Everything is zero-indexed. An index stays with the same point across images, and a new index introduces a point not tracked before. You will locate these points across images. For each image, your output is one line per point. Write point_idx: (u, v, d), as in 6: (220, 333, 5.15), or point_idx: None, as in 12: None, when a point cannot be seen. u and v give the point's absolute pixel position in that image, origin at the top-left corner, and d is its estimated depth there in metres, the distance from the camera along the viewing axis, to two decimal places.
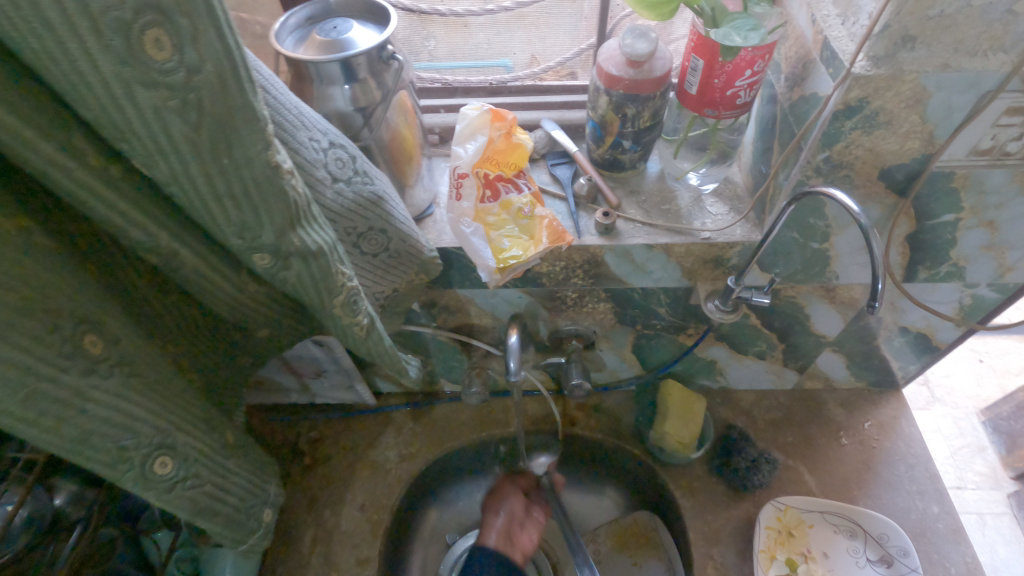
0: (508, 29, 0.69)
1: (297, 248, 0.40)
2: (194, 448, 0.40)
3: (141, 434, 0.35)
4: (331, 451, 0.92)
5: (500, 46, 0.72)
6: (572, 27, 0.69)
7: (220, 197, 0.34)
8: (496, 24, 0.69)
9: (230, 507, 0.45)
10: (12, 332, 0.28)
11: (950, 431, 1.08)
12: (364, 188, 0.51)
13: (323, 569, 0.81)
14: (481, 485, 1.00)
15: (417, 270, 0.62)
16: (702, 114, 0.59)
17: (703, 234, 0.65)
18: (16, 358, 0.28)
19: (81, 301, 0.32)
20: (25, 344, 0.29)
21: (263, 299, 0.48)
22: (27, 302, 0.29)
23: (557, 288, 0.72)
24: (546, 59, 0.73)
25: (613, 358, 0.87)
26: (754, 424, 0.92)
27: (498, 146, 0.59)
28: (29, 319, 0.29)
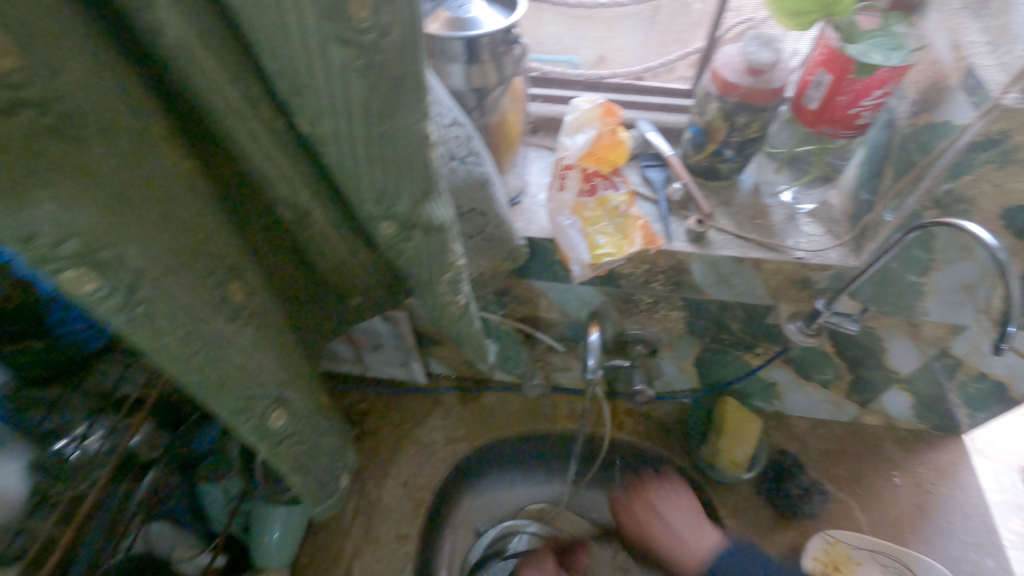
0: (580, 26, 0.69)
1: (424, 221, 0.40)
2: (300, 405, 0.41)
3: (263, 386, 0.36)
4: (377, 424, 0.93)
5: (568, 43, 0.72)
6: (646, 30, 0.69)
7: (371, 162, 0.34)
8: (568, 21, 0.69)
9: (319, 469, 0.45)
10: (181, 271, 0.29)
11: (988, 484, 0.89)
12: (475, 169, 0.51)
13: (363, 539, 0.82)
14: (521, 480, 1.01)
15: (504, 257, 0.62)
16: (817, 130, 0.58)
17: (797, 254, 0.63)
18: (184, 298, 0.29)
19: (228, 247, 0.33)
20: (190, 285, 0.29)
21: (370, 268, 0.48)
22: (192, 243, 0.29)
23: (635, 290, 0.71)
24: (614, 62, 0.73)
25: (672, 368, 0.86)
26: (806, 452, 0.90)
27: (603, 142, 0.57)
28: (193, 261, 0.29)
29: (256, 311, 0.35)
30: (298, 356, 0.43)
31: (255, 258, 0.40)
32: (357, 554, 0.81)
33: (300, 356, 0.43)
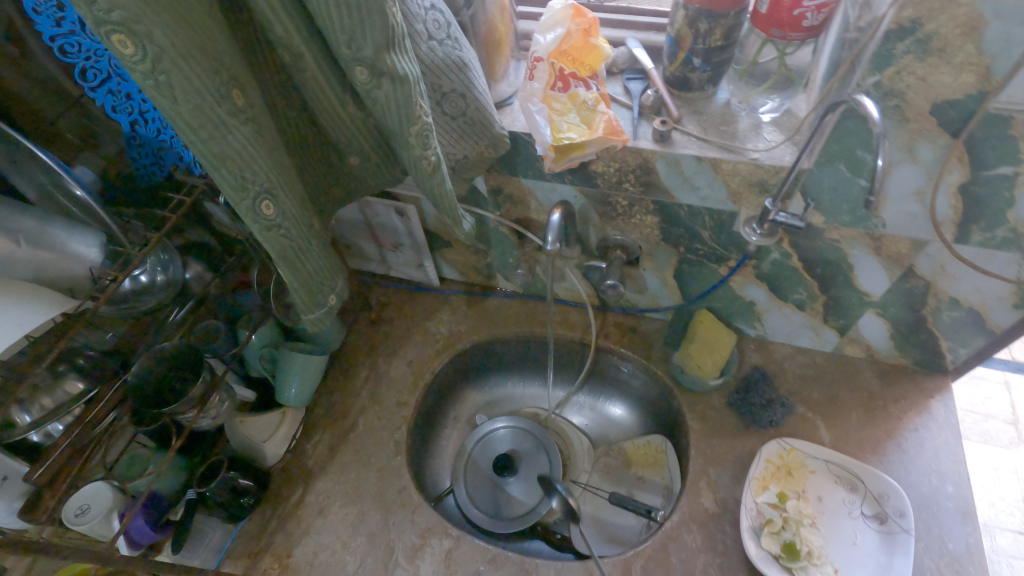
0: None
1: (388, 69, 0.51)
2: (291, 209, 0.54)
3: (258, 176, 0.49)
4: (393, 315, 1.07)
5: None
6: None
7: (341, 5, 0.46)
8: None
9: (308, 275, 0.58)
10: (195, 60, 0.41)
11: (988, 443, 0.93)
12: (453, 52, 0.61)
13: (369, 401, 0.96)
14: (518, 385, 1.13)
15: (486, 144, 0.71)
16: (769, 34, 0.64)
17: (752, 154, 0.69)
18: (195, 81, 0.42)
19: (234, 61, 0.45)
20: (202, 73, 0.42)
21: (361, 125, 0.60)
22: (207, 45, 0.42)
23: (611, 192, 0.79)
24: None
25: (655, 281, 0.93)
26: (782, 374, 0.95)
27: (575, 42, 0.67)
28: (205, 57, 0.42)
29: (254, 118, 0.48)
30: (293, 178, 0.56)
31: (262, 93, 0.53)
32: (362, 412, 0.95)
33: (293, 178, 0.56)
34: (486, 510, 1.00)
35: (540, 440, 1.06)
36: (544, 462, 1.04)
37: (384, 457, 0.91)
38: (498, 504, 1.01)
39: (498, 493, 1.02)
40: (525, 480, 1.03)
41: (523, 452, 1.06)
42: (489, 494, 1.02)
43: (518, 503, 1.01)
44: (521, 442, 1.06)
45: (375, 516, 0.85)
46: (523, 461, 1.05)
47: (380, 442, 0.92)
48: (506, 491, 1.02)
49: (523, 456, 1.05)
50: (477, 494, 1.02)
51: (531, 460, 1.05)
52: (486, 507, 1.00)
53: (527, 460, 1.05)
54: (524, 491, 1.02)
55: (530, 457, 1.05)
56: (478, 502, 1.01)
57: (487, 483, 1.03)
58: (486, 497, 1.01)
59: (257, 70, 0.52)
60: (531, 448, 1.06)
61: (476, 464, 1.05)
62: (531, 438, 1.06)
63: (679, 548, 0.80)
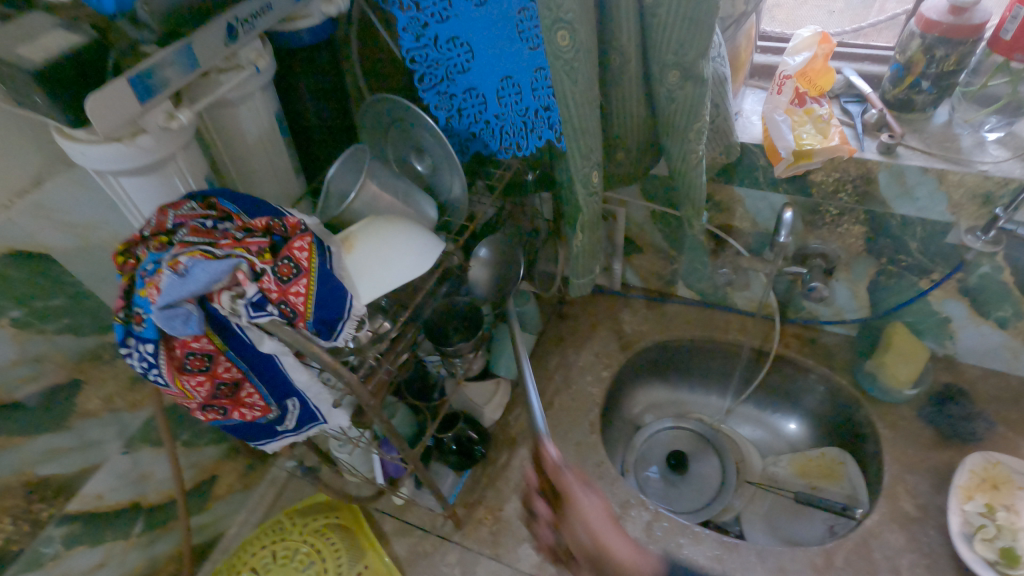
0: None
1: (698, 74, 0.63)
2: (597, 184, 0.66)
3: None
4: (578, 312, 1.17)
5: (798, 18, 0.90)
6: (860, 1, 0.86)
7: (680, 19, 0.58)
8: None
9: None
10: None
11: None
12: (720, 67, 0.72)
13: (562, 384, 1.06)
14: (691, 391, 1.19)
15: (721, 150, 0.82)
16: (1010, 58, 0.71)
17: (981, 167, 0.75)
18: None
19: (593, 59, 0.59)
20: None
21: (641, 125, 0.72)
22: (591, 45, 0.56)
23: (823, 201, 0.87)
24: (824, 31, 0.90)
25: (845, 292, 0.99)
26: (976, 393, 0.96)
27: (817, 65, 0.77)
28: None
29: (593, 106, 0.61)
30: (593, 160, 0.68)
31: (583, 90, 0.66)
32: (558, 393, 1.05)
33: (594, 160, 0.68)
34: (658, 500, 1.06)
35: (708, 443, 1.11)
36: (713, 463, 1.09)
37: (581, 434, 0.99)
38: (669, 497, 1.06)
39: (669, 487, 1.07)
40: (694, 477, 1.08)
41: (691, 452, 1.11)
42: (659, 487, 1.08)
43: (689, 497, 1.06)
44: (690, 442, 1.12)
45: None
46: (693, 460, 1.10)
47: (575, 419, 1.01)
48: (677, 486, 1.07)
49: (693, 456, 1.10)
50: (648, 485, 1.08)
51: (700, 460, 1.10)
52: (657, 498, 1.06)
53: (697, 460, 1.10)
54: (694, 488, 1.06)
55: (700, 458, 1.10)
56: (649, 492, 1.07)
57: (657, 476, 1.09)
58: (657, 489, 1.07)
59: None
60: (698, 449, 1.11)
61: (646, 458, 1.11)
62: (700, 441, 1.12)
63: (882, 545, 0.82)
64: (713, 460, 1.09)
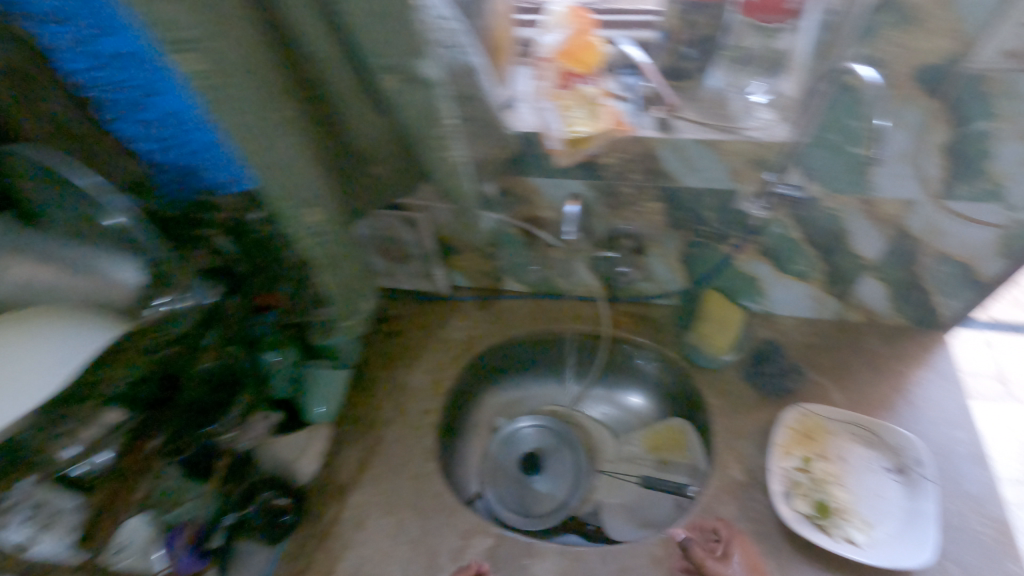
0: None
1: (416, 76, 0.54)
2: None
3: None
4: (407, 326, 1.08)
5: None
6: None
7: (374, 15, 0.49)
8: None
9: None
10: None
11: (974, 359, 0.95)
12: (464, 58, 0.64)
13: (394, 412, 0.97)
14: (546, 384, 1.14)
15: (498, 144, 0.75)
16: (754, 18, 0.70)
17: (750, 134, 0.73)
18: None
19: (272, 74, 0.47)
20: None
21: (383, 134, 0.62)
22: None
23: (616, 183, 0.82)
24: None
25: (661, 266, 0.97)
26: (790, 345, 0.99)
27: (576, 42, 0.73)
28: None
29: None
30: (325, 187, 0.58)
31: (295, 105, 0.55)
32: (390, 424, 0.96)
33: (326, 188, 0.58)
34: (519, 512, 1.00)
35: (563, 437, 1.09)
36: (571, 458, 1.07)
37: (418, 465, 0.91)
38: (528, 501, 1.02)
39: (527, 492, 1.03)
40: (552, 477, 1.05)
41: (547, 450, 1.08)
42: (517, 495, 1.03)
43: (549, 498, 1.02)
44: (544, 442, 1.09)
45: (415, 523, 0.85)
46: (550, 459, 1.07)
47: (411, 449, 0.93)
48: (535, 489, 1.03)
49: (550, 454, 1.07)
50: (505, 495, 1.02)
51: (557, 457, 1.07)
52: (515, 509, 1.01)
53: (554, 458, 1.07)
54: (554, 487, 1.03)
55: (557, 455, 1.07)
56: (506, 502, 1.01)
57: (513, 483, 1.04)
58: (514, 497, 1.02)
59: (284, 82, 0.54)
60: (553, 445, 1.09)
61: (502, 466, 1.06)
62: (555, 436, 1.09)
63: (717, 521, 0.81)
64: (569, 454, 1.07)
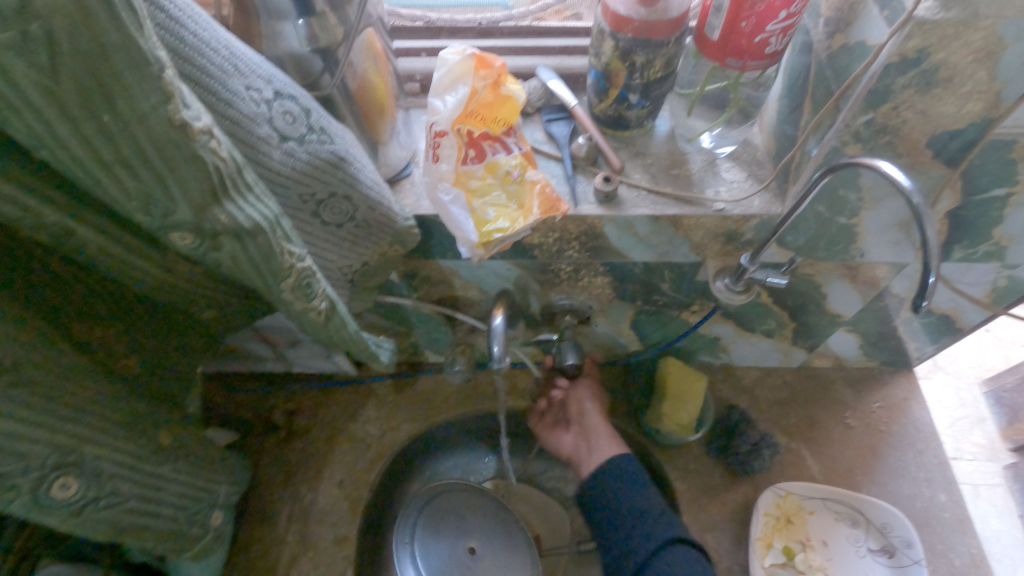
0: None
1: (225, 227, 0.32)
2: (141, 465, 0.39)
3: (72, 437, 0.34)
4: (308, 425, 0.87)
5: None
6: None
7: (107, 163, 0.27)
8: None
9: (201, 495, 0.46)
10: None
11: (950, 402, 0.89)
12: (321, 148, 0.43)
13: (299, 547, 0.77)
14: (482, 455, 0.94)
15: (390, 241, 0.54)
16: (724, 64, 0.51)
17: (716, 205, 0.57)
18: None
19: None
20: None
21: (203, 282, 0.40)
22: None
23: (551, 261, 0.65)
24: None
25: (609, 333, 0.81)
26: (756, 403, 0.87)
27: (484, 99, 0.51)
28: None
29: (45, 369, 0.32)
30: (129, 396, 0.39)
31: (50, 299, 0.35)
32: (294, 562, 0.76)
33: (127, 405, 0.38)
34: None
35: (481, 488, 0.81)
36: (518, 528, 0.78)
37: None
38: None
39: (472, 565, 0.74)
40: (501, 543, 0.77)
41: (460, 508, 0.79)
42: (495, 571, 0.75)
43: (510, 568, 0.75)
44: (444, 502, 0.79)
45: None
46: (468, 516, 0.79)
47: None
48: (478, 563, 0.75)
49: (458, 502, 0.79)
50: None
51: (474, 515, 0.78)
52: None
53: (473, 512, 0.79)
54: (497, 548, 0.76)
55: (479, 507, 0.79)
56: None
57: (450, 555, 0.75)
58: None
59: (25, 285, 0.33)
60: (470, 496, 0.80)
61: None
62: (465, 491, 0.80)
63: None
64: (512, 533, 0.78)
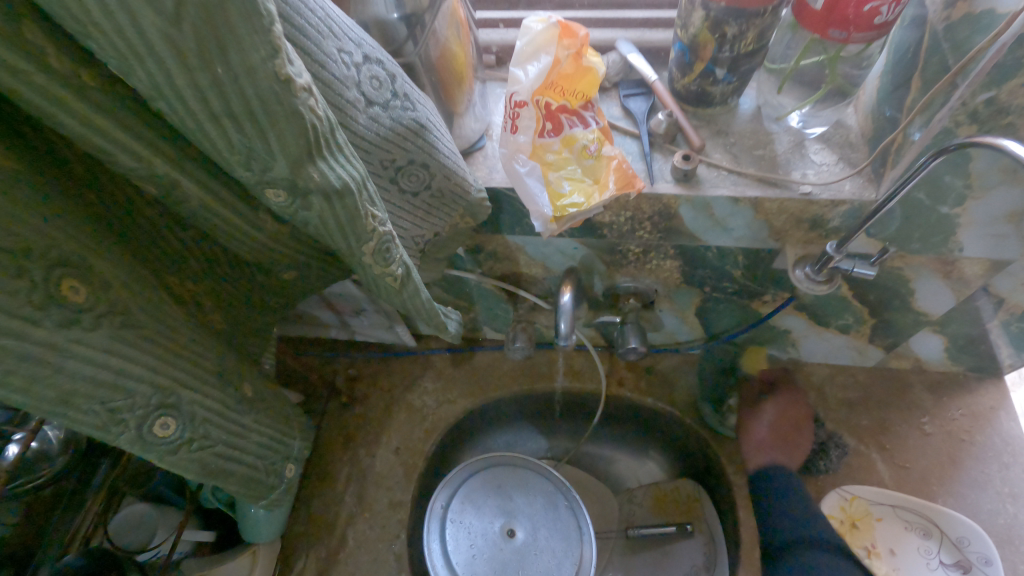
0: None
1: (317, 185, 0.32)
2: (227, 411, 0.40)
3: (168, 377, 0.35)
4: (367, 392, 0.90)
5: None
6: None
7: (216, 115, 0.27)
8: None
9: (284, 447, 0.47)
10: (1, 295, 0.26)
11: None
12: (404, 115, 0.43)
13: (356, 508, 0.80)
14: (534, 434, 0.95)
15: (462, 213, 0.55)
16: (825, 36, 0.48)
17: (803, 188, 0.54)
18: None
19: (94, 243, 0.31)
20: (16, 309, 0.27)
21: (288, 241, 0.42)
22: (10, 247, 0.26)
23: (620, 241, 0.63)
24: None
25: (672, 320, 0.79)
26: (823, 401, 0.83)
27: (565, 70, 0.50)
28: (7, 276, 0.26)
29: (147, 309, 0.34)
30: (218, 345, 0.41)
31: (148, 249, 0.37)
32: (351, 521, 0.79)
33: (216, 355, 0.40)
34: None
35: (540, 472, 0.82)
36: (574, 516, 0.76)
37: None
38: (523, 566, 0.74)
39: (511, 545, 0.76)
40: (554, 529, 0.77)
41: (511, 488, 0.81)
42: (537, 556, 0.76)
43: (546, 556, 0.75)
44: (498, 477, 0.81)
45: None
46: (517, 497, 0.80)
47: (377, 556, 0.76)
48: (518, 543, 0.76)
49: (510, 481, 0.81)
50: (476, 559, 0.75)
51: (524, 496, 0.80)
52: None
53: (522, 494, 0.80)
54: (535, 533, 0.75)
55: (530, 490, 0.81)
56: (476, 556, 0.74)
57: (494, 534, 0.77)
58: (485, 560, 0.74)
59: (129, 235, 0.35)
60: (524, 478, 0.82)
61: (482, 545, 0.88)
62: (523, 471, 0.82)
63: None
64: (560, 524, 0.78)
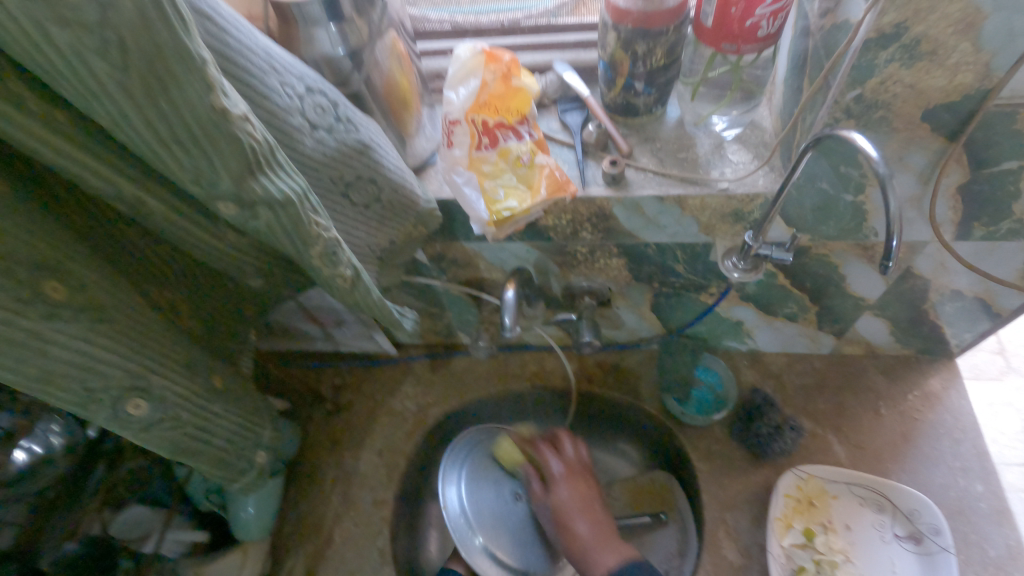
0: None
1: (259, 197, 0.39)
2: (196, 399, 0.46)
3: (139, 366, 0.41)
4: (353, 399, 0.95)
5: None
6: None
7: (166, 141, 0.34)
8: None
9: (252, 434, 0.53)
10: None
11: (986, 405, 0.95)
12: (347, 136, 0.50)
13: (341, 507, 0.84)
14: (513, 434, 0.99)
15: (413, 222, 0.61)
16: (720, 49, 0.54)
17: (720, 185, 0.59)
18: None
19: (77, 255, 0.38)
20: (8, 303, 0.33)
21: (247, 250, 0.48)
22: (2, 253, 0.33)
23: (567, 243, 0.69)
24: None
25: (631, 316, 0.84)
26: (782, 388, 0.87)
27: (494, 90, 0.56)
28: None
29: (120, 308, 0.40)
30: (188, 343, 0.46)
31: (124, 260, 0.43)
32: (338, 520, 0.83)
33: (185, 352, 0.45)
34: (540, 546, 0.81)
35: None
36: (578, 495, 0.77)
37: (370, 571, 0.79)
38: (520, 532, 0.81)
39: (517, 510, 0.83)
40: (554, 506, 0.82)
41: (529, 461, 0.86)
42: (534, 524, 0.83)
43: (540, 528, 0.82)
44: None
45: None
46: None
47: (361, 550, 0.81)
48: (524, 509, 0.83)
49: None
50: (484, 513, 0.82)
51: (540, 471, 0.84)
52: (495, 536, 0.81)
53: None
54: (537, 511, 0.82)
55: None
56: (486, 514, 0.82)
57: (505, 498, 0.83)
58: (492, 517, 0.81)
59: (107, 246, 0.41)
60: None
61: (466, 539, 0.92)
62: None
63: None
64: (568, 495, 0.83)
